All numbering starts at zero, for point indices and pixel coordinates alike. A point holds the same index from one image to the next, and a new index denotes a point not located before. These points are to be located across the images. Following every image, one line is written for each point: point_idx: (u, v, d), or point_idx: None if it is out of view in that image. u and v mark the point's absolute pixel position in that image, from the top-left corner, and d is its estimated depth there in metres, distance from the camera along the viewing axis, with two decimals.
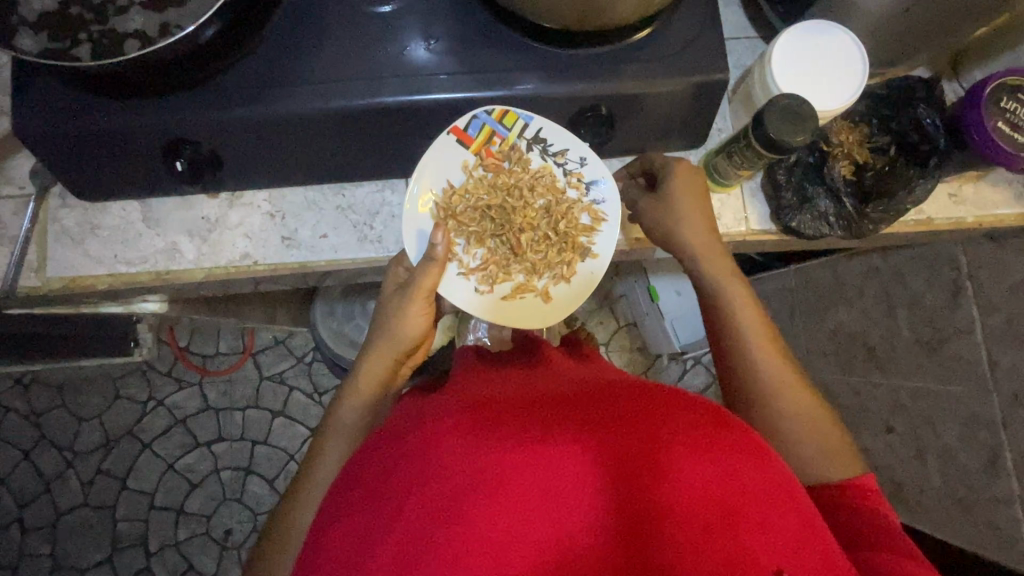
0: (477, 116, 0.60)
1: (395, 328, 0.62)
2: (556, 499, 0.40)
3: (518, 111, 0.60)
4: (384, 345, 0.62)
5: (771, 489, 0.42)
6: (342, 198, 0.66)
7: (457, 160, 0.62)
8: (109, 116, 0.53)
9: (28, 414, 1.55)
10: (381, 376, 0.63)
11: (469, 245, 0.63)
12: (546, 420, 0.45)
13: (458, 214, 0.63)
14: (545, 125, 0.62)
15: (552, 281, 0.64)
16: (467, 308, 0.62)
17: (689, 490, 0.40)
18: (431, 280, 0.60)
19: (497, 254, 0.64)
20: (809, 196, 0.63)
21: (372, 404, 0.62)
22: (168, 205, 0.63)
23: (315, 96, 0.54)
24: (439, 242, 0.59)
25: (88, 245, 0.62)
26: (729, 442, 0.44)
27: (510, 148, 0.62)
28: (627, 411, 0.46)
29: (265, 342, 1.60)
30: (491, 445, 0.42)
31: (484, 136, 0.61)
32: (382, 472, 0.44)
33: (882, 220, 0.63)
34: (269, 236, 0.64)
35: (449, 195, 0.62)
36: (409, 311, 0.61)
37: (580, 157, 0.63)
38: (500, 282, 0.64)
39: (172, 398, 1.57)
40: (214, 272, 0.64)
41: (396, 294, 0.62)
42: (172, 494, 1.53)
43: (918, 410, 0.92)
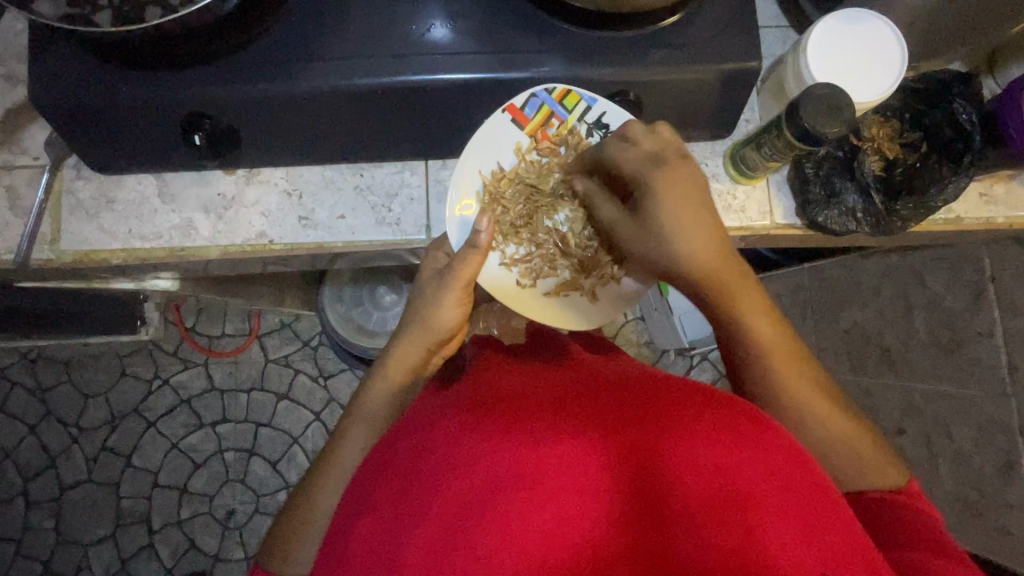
0: (536, 95, 0.59)
1: (429, 316, 0.61)
2: (572, 490, 0.40)
3: (581, 91, 0.59)
4: (418, 333, 0.61)
5: (792, 476, 0.41)
6: (360, 178, 0.64)
7: (510, 142, 0.63)
8: (130, 87, 0.52)
9: (34, 389, 1.55)
10: (411, 366, 0.61)
11: (513, 235, 0.66)
12: (557, 414, 0.45)
13: (504, 199, 0.64)
14: (610, 109, 0.60)
15: (600, 281, 0.67)
16: (507, 297, 0.65)
17: (707, 480, 0.39)
18: (471, 269, 0.59)
19: (547, 248, 0.67)
20: (837, 190, 0.62)
21: (398, 393, 0.61)
22: (183, 180, 0.62)
23: (337, 73, 0.53)
24: (482, 229, 0.58)
25: (103, 219, 0.61)
26: (747, 431, 0.43)
27: (568, 131, 0.63)
28: (640, 406, 0.46)
29: (271, 325, 1.59)
30: (504, 440, 0.42)
31: (542, 117, 0.61)
32: (398, 469, 0.44)
33: (912, 216, 0.61)
34: (286, 215, 0.63)
35: (498, 178, 0.63)
36: (445, 300, 0.60)
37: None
38: (543, 278, 0.67)
39: (177, 378, 1.57)
40: (229, 249, 0.63)
41: (434, 281, 0.61)
42: (176, 473, 1.53)
43: (933, 413, 0.91)
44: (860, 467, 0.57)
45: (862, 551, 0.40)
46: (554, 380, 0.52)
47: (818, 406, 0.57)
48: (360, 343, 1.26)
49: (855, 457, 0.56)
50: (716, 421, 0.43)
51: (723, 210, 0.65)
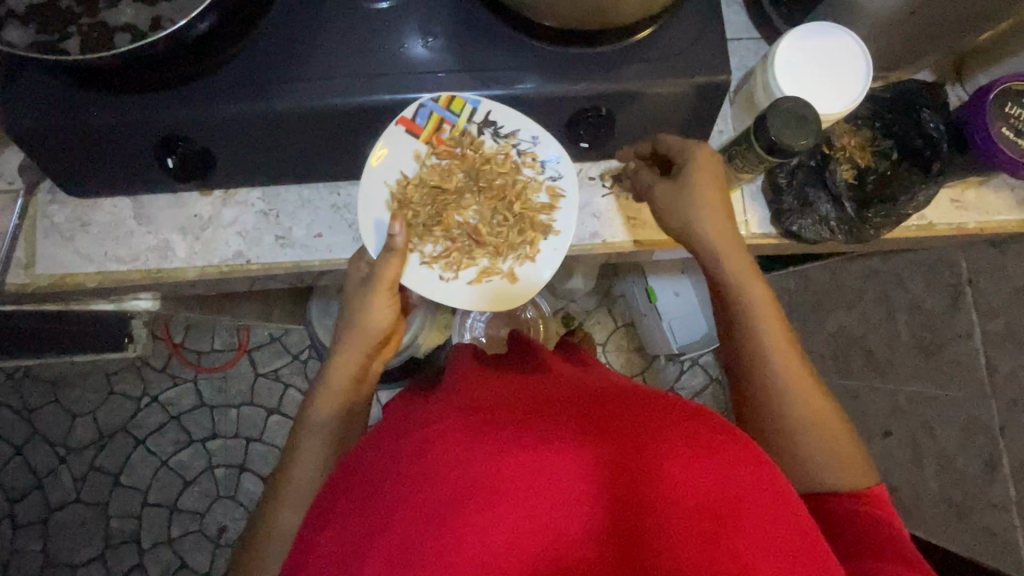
0: (423, 105, 0.57)
1: (358, 321, 0.60)
2: (553, 504, 0.40)
3: (463, 95, 0.57)
4: (352, 340, 0.61)
5: (771, 497, 0.42)
6: (338, 196, 0.63)
7: (408, 151, 0.60)
8: (102, 111, 0.52)
9: (21, 409, 1.53)
10: (352, 372, 0.62)
11: (427, 233, 0.60)
12: (540, 425, 0.45)
13: (414, 203, 0.60)
14: (494, 108, 0.59)
15: (517, 262, 0.61)
16: (434, 297, 0.60)
17: (682, 492, 0.40)
18: (394, 271, 0.58)
19: (460, 241, 0.61)
20: (811, 199, 0.62)
21: (345, 402, 0.62)
22: (160, 202, 0.60)
23: (309, 94, 0.53)
24: (397, 232, 0.55)
25: (78, 242, 0.59)
26: (729, 449, 0.44)
27: (461, 134, 0.59)
28: (623, 416, 0.46)
29: (261, 339, 1.59)
30: (487, 450, 0.42)
31: (433, 124, 0.58)
32: (379, 473, 0.44)
33: (883, 225, 0.61)
34: (263, 235, 0.61)
35: (403, 185, 0.60)
36: (372, 305, 0.59)
37: (533, 137, 0.60)
38: (464, 268, 0.61)
39: (167, 395, 1.56)
40: (206, 270, 0.60)
41: (358, 289, 0.60)
42: (166, 490, 1.52)
43: (916, 415, 0.92)
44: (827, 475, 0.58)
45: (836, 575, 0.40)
46: (538, 391, 0.52)
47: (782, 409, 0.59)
48: None
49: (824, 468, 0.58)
50: (699, 436, 0.44)
51: None
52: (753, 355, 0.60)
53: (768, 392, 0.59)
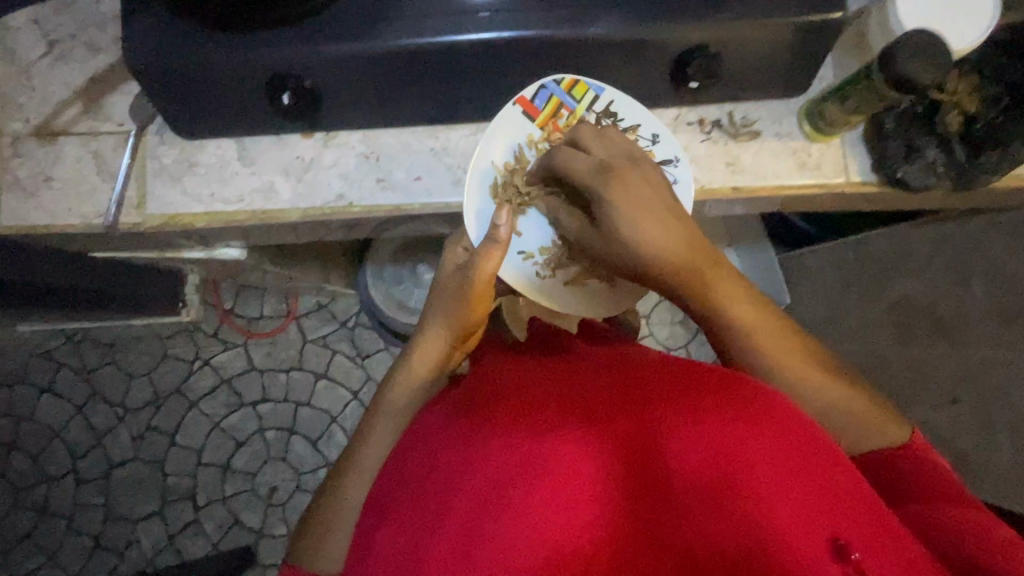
0: (546, 86, 0.59)
1: (448, 309, 0.62)
2: (581, 482, 0.46)
3: (588, 82, 0.59)
4: (441, 327, 0.63)
5: (795, 458, 0.45)
6: (435, 140, 0.62)
7: (521, 134, 0.61)
8: (219, 47, 0.52)
9: (81, 370, 1.58)
10: (436, 359, 0.63)
11: (530, 225, 0.64)
12: (565, 414, 0.52)
13: (520, 189, 0.62)
14: (616, 97, 0.60)
15: None
16: (529, 291, 0.65)
17: (706, 462, 0.45)
18: (493, 265, 0.59)
19: (565, 242, 0.65)
20: (918, 144, 0.60)
21: (423, 387, 0.63)
22: (263, 144, 0.61)
23: (414, 31, 0.52)
24: (502, 223, 0.58)
25: (186, 183, 0.60)
26: (752, 418, 0.47)
27: (578, 120, 0.61)
28: (644, 400, 0.52)
29: (309, 306, 1.62)
30: (515, 441, 0.49)
31: (551, 107, 0.60)
32: (426, 469, 0.52)
33: (995, 167, 0.59)
34: (363, 177, 0.61)
35: (511, 171, 0.61)
36: (459, 300, 0.61)
37: (652, 134, 0.60)
38: (562, 268, 0.65)
39: (218, 358, 1.60)
40: (309, 212, 0.61)
41: (455, 276, 0.61)
42: (219, 450, 1.57)
43: (989, 379, 0.91)
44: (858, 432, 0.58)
45: (870, 514, 0.44)
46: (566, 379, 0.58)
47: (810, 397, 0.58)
48: (404, 319, 1.28)
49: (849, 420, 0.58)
50: (716, 411, 0.48)
51: (799, 167, 0.63)
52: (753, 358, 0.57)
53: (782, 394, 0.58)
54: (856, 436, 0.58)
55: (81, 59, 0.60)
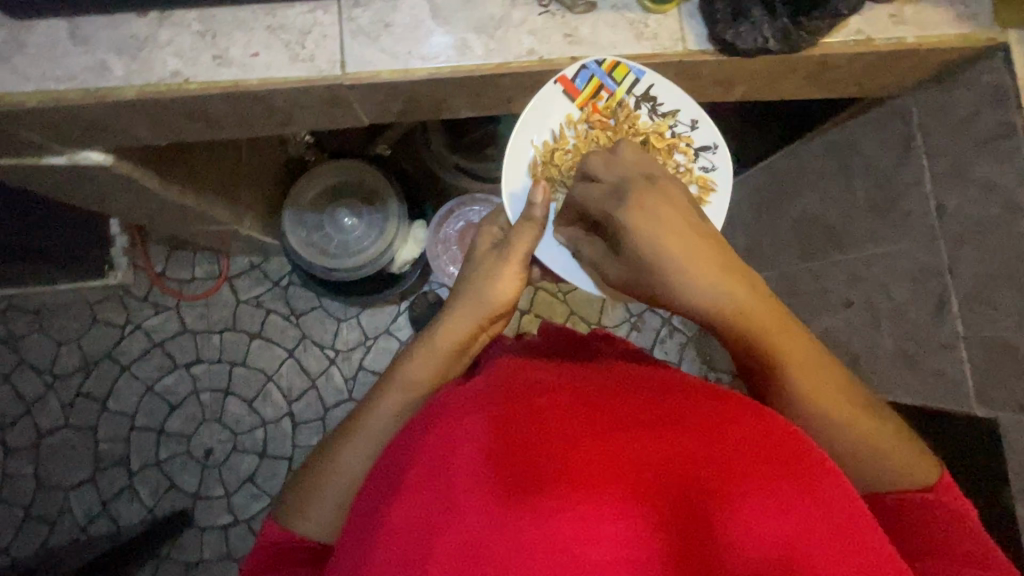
0: (587, 66, 0.66)
1: (484, 291, 0.72)
2: (620, 551, 0.45)
3: (630, 63, 0.66)
4: (470, 308, 0.72)
5: (845, 538, 0.46)
6: (273, 17, 0.61)
7: (563, 111, 0.70)
8: None
9: (6, 338, 1.55)
10: (462, 335, 0.71)
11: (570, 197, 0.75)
12: (618, 465, 0.48)
13: (557, 164, 0.73)
14: (655, 80, 0.68)
15: None
16: (559, 264, 0.77)
17: (764, 543, 0.44)
18: (526, 238, 0.71)
19: None
20: (745, 8, 0.61)
21: (448, 359, 0.70)
22: (95, 24, 0.60)
23: None
24: (536, 203, 0.70)
25: (15, 62, 0.59)
26: (806, 480, 0.48)
27: (617, 102, 0.69)
28: (707, 457, 0.48)
29: (241, 267, 1.61)
30: (565, 500, 0.45)
31: (592, 87, 0.68)
32: (440, 486, 0.48)
33: (817, 29, 0.62)
34: (199, 55, 0.61)
35: (549, 149, 0.72)
36: (500, 276, 0.72)
37: (690, 119, 0.71)
38: None
39: (150, 323, 1.58)
40: (144, 90, 0.60)
41: (492, 255, 0.74)
42: (153, 415, 1.55)
43: (872, 276, 0.93)
44: (894, 474, 0.64)
45: None
46: (607, 398, 0.55)
47: (852, 441, 0.64)
48: (321, 265, 1.28)
49: (884, 461, 0.64)
50: (769, 473, 0.47)
51: (635, 39, 0.65)
52: (800, 394, 0.63)
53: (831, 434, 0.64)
54: (887, 476, 0.64)
55: None
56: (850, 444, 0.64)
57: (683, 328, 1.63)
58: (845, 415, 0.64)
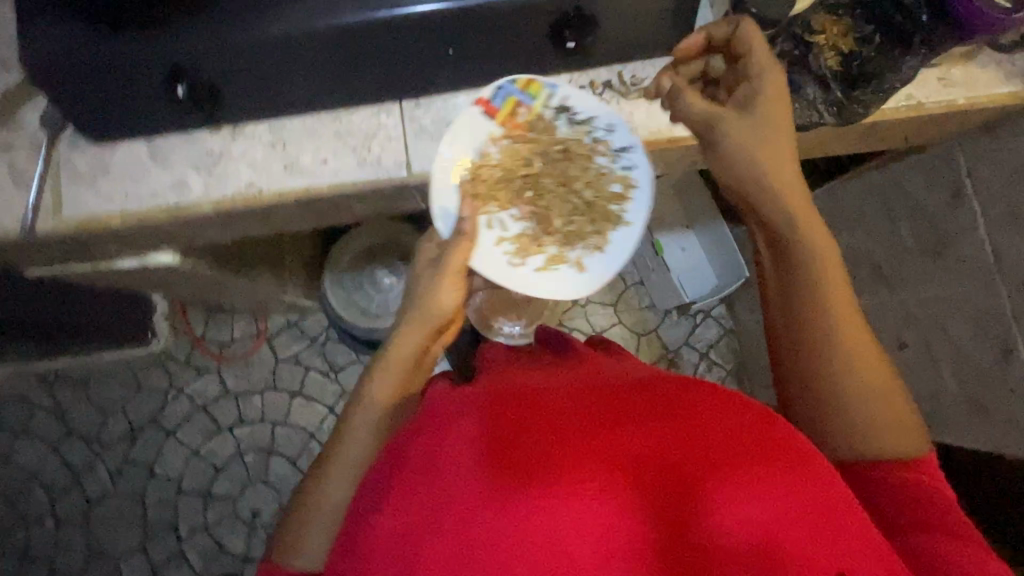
0: (502, 86, 0.64)
1: (427, 302, 0.63)
2: (595, 550, 0.43)
3: (541, 79, 0.65)
4: (417, 320, 0.64)
5: (824, 527, 0.43)
6: (339, 123, 0.64)
7: (484, 133, 0.65)
8: (109, 43, 0.53)
9: (54, 409, 1.58)
10: (410, 354, 0.64)
11: (510, 210, 0.67)
12: (597, 458, 0.46)
13: (490, 182, 0.66)
14: (570, 92, 0.66)
15: (585, 250, 0.69)
16: (500, 277, 0.66)
17: (745, 534, 0.42)
18: (461, 254, 0.63)
19: (533, 230, 0.68)
20: (797, 84, 0.63)
21: (403, 382, 0.64)
22: (173, 142, 0.63)
23: (298, 13, 0.55)
24: (466, 217, 0.62)
25: (100, 185, 0.62)
26: (794, 474, 0.45)
27: (536, 117, 0.66)
28: (692, 441, 0.47)
29: (279, 325, 1.63)
30: (542, 497, 0.44)
31: (509, 107, 0.65)
32: (424, 485, 0.49)
33: (871, 100, 0.63)
34: (272, 164, 0.63)
35: (478, 165, 0.65)
36: (441, 287, 0.63)
37: (608, 124, 0.66)
38: (532, 255, 0.67)
39: (192, 386, 1.60)
40: (221, 203, 0.63)
41: (427, 270, 0.64)
42: (199, 478, 1.56)
43: (927, 316, 0.92)
44: (881, 431, 0.60)
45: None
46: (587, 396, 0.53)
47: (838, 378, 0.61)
48: (364, 325, 1.30)
49: (874, 400, 0.61)
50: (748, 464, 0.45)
51: None
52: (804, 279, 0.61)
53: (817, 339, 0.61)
54: (868, 430, 0.61)
55: None
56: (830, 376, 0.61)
57: (722, 362, 1.62)
58: (844, 325, 0.61)
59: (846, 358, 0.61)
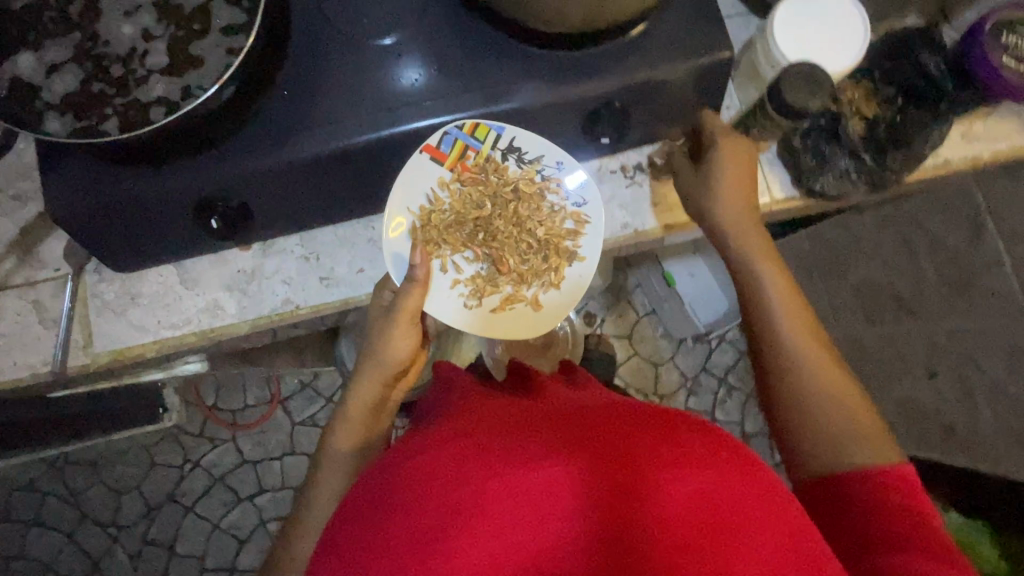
0: (447, 132, 0.58)
1: (381, 351, 0.60)
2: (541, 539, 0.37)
3: (488, 122, 0.58)
4: (372, 371, 0.61)
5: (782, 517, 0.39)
6: (372, 230, 0.64)
7: (431, 178, 0.60)
8: (141, 183, 0.52)
9: (66, 495, 1.53)
10: (370, 403, 0.61)
11: (462, 254, 0.62)
12: (550, 439, 0.43)
13: (441, 228, 0.61)
14: (518, 133, 0.60)
15: (542, 289, 0.62)
16: (456, 321, 0.61)
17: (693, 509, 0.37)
18: (416, 302, 0.58)
19: (488, 271, 0.62)
20: (828, 156, 0.63)
21: (366, 433, 0.61)
22: (203, 264, 0.62)
23: (331, 136, 0.54)
24: (418, 264, 0.58)
25: (130, 315, 0.60)
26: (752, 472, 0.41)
27: (485, 160, 0.61)
28: (641, 428, 0.43)
29: (292, 387, 1.59)
30: (491, 471, 0.40)
31: (458, 151, 0.59)
32: (381, 477, 0.44)
33: (902, 167, 0.63)
34: (307, 278, 0.62)
35: (426, 214, 0.61)
36: (393, 335, 0.59)
37: (557, 162, 0.62)
38: (488, 295, 0.62)
39: (207, 457, 1.56)
40: (259, 322, 0.62)
41: (381, 318, 0.60)
42: (222, 553, 1.52)
43: (958, 349, 0.93)
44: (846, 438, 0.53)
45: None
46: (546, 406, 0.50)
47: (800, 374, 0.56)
48: None
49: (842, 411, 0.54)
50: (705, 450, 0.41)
51: None
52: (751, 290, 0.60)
53: (780, 350, 0.57)
54: (846, 437, 0.53)
55: (9, 212, 0.60)
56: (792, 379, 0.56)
57: (742, 386, 1.61)
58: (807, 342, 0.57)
59: (830, 398, 0.55)
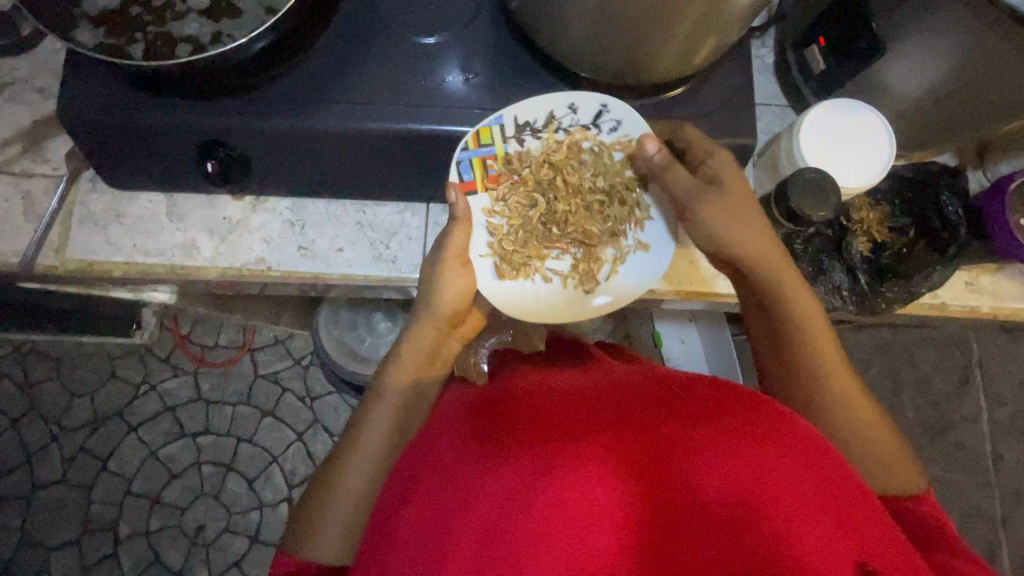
0: (460, 159, 0.57)
1: (432, 297, 0.56)
2: (594, 512, 0.38)
3: (484, 122, 0.56)
4: (427, 316, 0.57)
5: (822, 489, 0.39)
6: (363, 215, 0.64)
7: (478, 211, 0.59)
8: (153, 111, 0.53)
9: (22, 382, 1.55)
10: (426, 351, 0.57)
11: (547, 254, 0.60)
12: (586, 426, 0.43)
13: (522, 243, 0.59)
14: (516, 111, 0.57)
15: (636, 229, 0.59)
16: (572, 310, 0.58)
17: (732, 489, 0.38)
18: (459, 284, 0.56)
19: (582, 252, 0.60)
20: (824, 268, 0.63)
21: (421, 378, 0.56)
22: (193, 202, 0.62)
23: (344, 115, 0.54)
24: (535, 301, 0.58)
25: (110, 231, 0.61)
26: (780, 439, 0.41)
27: (508, 158, 0.58)
28: (677, 417, 0.43)
29: (265, 340, 1.60)
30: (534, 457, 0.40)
31: (479, 170, 0.58)
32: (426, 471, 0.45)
33: (894, 298, 0.62)
34: (287, 244, 0.63)
35: (498, 240, 0.59)
36: (447, 279, 0.56)
37: (569, 105, 0.58)
38: (597, 269, 0.59)
39: (166, 384, 1.57)
40: (228, 272, 0.62)
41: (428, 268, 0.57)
42: (151, 481, 1.51)
43: None
44: (879, 470, 0.53)
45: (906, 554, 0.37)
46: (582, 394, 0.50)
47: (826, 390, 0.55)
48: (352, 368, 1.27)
49: (872, 450, 0.54)
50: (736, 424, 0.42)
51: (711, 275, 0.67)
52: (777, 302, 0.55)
53: (811, 373, 0.55)
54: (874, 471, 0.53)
55: (31, 103, 0.62)
56: (822, 407, 0.55)
57: None
58: (827, 357, 0.55)
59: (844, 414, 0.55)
